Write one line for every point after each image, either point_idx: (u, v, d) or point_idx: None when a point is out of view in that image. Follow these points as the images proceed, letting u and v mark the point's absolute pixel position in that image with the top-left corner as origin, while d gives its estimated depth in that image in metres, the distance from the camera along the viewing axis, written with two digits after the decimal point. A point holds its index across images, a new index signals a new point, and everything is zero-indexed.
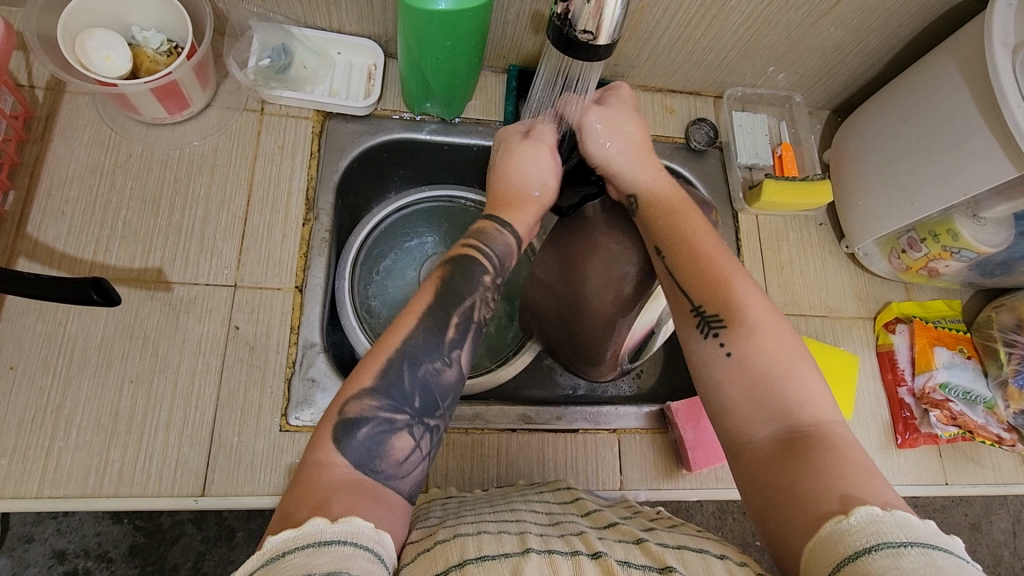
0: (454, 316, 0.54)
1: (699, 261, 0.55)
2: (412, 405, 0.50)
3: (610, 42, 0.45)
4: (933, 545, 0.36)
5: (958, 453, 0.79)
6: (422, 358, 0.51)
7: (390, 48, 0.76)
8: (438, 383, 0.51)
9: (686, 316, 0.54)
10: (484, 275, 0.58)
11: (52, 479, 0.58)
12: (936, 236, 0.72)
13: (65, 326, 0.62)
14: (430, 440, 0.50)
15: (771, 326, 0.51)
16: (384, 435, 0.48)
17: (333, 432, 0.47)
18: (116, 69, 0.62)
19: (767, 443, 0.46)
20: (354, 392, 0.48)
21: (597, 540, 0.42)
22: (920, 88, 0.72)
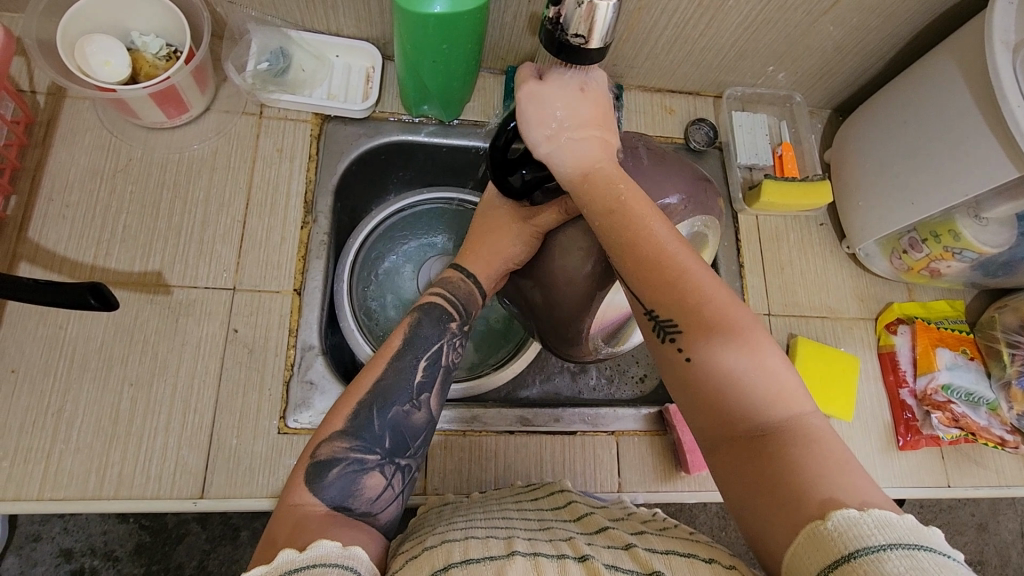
0: (421, 359, 0.57)
1: (644, 253, 0.49)
2: (383, 446, 0.52)
3: (601, 45, 0.45)
4: (917, 546, 0.34)
5: (960, 455, 0.78)
6: (392, 402, 0.54)
7: (388, 51, 0.76)
8: (407, 426, 0.54)
9: (643, 321, 0.49)
10: (449, 322, 0.61)
11: (53, 482, 0.59)
12: (938, 236, 0.72)
13: (66, 329, 0.63)
14: (403, 479, 0.53)
15: (726, 313, 0.46)
16: (356, 475, 0.50)
17: (308, 474, 0.49)
18: (115, 74, 0.62)
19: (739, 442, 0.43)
20: (326, 436, 0.51)
21: (585, 545, 0.42)
22: (921, 87, 0.72)
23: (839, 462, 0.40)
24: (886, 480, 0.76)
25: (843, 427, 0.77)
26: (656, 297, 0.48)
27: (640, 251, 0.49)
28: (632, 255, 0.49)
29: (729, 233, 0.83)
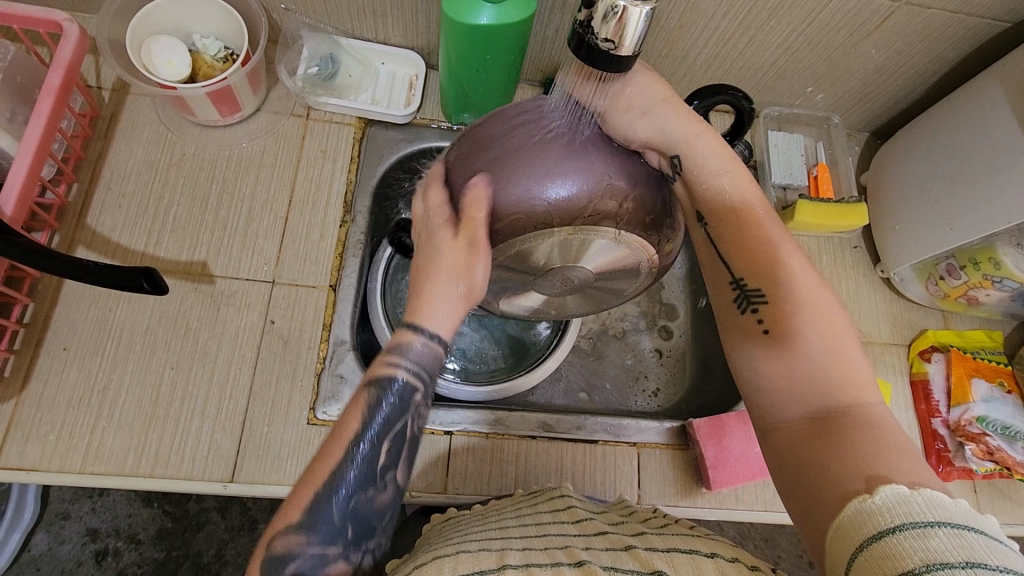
0: (378, 435, 0.46)
1: (749, 234, 0.50)
2: (346, 536, 0.44)
3: (633, 51, 0.44)
4: (969, 527, 0.33)
5: (994, 490, 0.76)
6: (354, 487, 0.44)
7: (432, 60, 0.79)
8: (372, 510, 0.45)
9: (724, 290, 0.51)
10: (411, 394, 0.48)
11: (94, 457, 0.62)
12: (977, 264, 0.71)
13: (116, 312, 0.66)
14: (372, 561, 0.45)
15: (820, 308, 0.47)
16: (318, 571, 0.42)
17: (259, 568, 0.42)
18: (176, 73, 0.66)
19: (799, 421, 0.45)
20: (279, 529, 0.43)
21: (583, 551, 0.42)
22: (964, 112, 0.71)
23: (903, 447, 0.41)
24: None
25: None
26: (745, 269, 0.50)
27: (745, 239, 0.50)
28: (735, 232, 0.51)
29: None
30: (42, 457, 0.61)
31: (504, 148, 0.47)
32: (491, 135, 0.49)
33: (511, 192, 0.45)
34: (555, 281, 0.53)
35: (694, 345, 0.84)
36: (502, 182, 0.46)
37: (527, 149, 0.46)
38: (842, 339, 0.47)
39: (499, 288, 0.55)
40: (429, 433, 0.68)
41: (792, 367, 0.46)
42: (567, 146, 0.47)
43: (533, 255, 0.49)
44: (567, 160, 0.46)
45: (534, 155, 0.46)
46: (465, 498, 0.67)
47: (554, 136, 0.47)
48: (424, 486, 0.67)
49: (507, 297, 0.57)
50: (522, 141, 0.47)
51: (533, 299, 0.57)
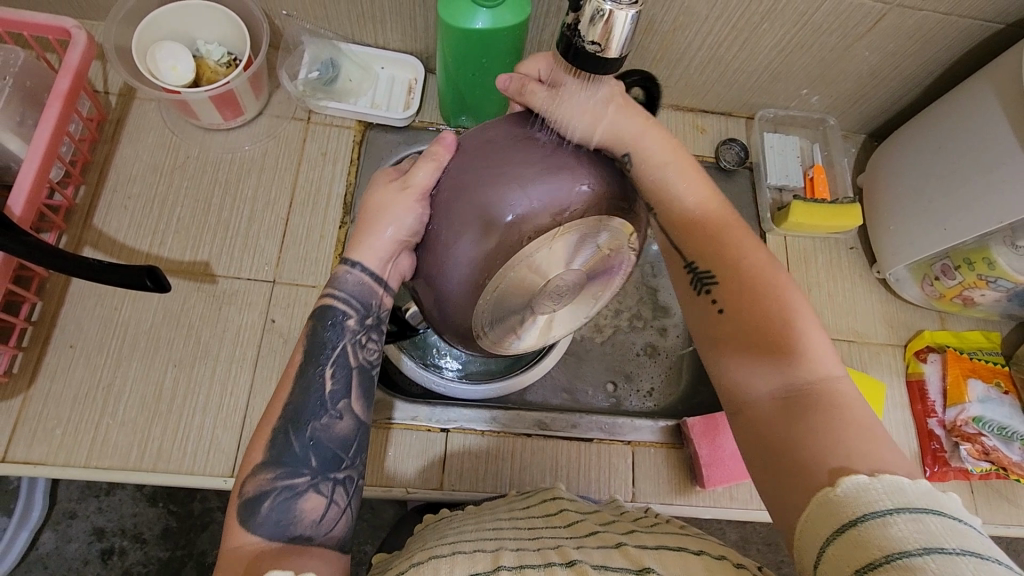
0: (325, 368, 0.51)
1: (694, 220, 0.53)
2: (310, 465, 0.49)
3: (619, 55, 0.45)
4: (927, 509, 0.35)
5: (991, 490, 0.76)
6: (308, 418, 0.50)
7: (430, 65, 0.80)
8: (331, 438, 0.50)
9: (681, 275, 0.53)
10: (346, 322, 0.53)
11: (99, 451, 0.63)
12: (971, 264, 0.71)
13: (120, 310, 0.68)
14: (344, 491, 0.50)
15: (768, 286, 0.49)
16: (288, 502, 0.47)
17: (237, 515, 0.46)
18: (180, 78, 0.68)
19: (766, 402, 0.46)
20: (249, 471, 0.48)
21: (574, 550, 0.43)
22: (957, 112, 0.71)
23: (857, 421, 0.43)
24: None
25: None
26: (695, 253, 0.53)
27: (698, 225, 0.53)
28: (686, 217, 0.53)
29: None
30: (48, 452, 0.62)
31: (485, 161, 0.48)
32: (459, 158, 0.50)
33: (496, 202, 0.46)
34: (561, 299, 0.53)
35: (691, 345, 0.84)
36: (481, 205, 0.46)
37: (497, 164, 0.47)
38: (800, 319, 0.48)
39: (507, 329, 0.54)
40: (426, 431, 0.69)
41: (758, 352, 0.47)
42: (533, 151, 0.48)
43: (528, 280, 0.48)
44: (543, 169, 0.46)
45: (504, 168, 0.47)
46: (461, 495, 0.68)
47: (529, 145, 0.48)
48: (420, 483, 0.68)
49: (518, 337, 0.56)
50: (500, 148, 0.48)
51: (547, 327, 0.56)
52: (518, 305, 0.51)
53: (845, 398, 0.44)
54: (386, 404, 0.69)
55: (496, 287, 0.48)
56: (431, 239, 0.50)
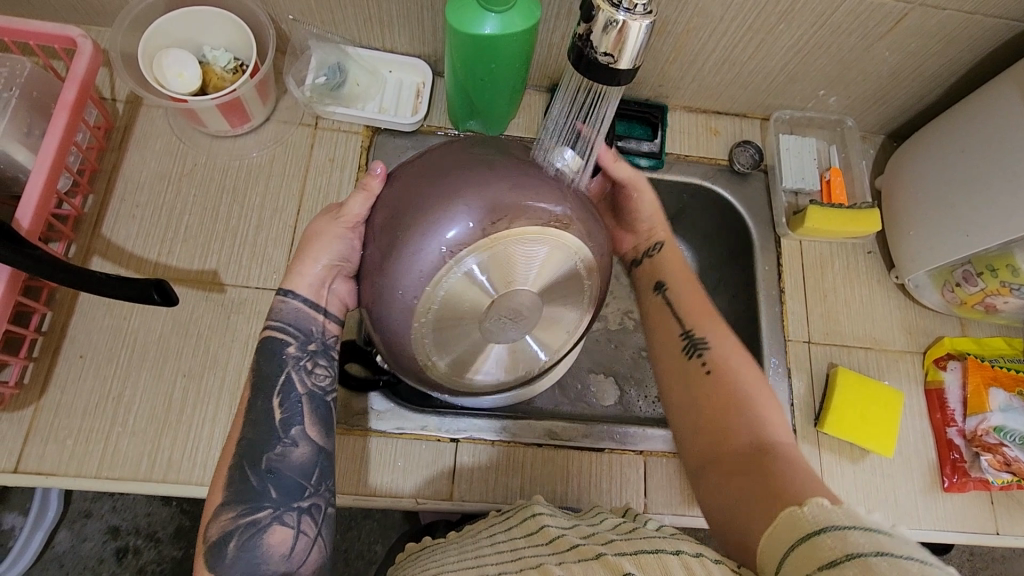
0: (273, 399, 0.54)
1: (690, 304, 0.63)
2: (271, 498, 0.51)
3: (631, 67, 0.44)
4: (877, 530, 0.39)
5: (1011, 501, 0.74)
6: (260, 452, 0.52)
7: (439, 68, 0.79)
8: (288, 465, 0.53)
9: (674, 341, 0.62)
10: (286, 349, 0.56)
11: (109, 462, 0.63)
12: (995, 271, 0.69)
13: (129, 320, 0.68)
14: (310, 519, 0.52)
15: (742, 363, 0.58)
16: (253, 539, 0.50)
17: (206, 560, 0.49)
18: (187, 85, 0.67)
19: (730, 454, 0.53)
20: (211, 515, 0.51)
21: (555, 567, 0.42)
22: (981, 115, 0.69)
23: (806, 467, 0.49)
24: (929, 522, 0.72)
25: (884, 463, 0.74)
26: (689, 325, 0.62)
27: (690, 306, 0.63)
28: (680, 300, 0.64)
29: (772, 257, 0.81)
30: (59, 462, 0.63)
31: (424, 184, 0.50)
32: (403, 181, 0.52)
33: (430, 222, 0.48)
34: (517, 322, 0.52)
35: None
36: (417, 225, 0.49)
37: (438, 184, 0.49)
38: (764, 396, 0.57)
39: (459, 358, 0.53)
40: (437, 441, 0.69)
41: (727, 412, 0.55)
42: (474, 171, 0.49)
43: (468, 295, 0.49)
44: (476, 192, 0.48)
45: (441, 189, 0.49)
46: (471, 506, 0.68)
47: (468, 168, 0.50)
48: (430, 494, 0.67)
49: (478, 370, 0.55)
50: (440, 173, 0.50)
51: (515, 356, 0.55)
52: (463, 331, 0.51)
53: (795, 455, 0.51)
54: (394, 414, 0.69)
55: (426, 309, 0.49)
56: (370, 263, 0.52)
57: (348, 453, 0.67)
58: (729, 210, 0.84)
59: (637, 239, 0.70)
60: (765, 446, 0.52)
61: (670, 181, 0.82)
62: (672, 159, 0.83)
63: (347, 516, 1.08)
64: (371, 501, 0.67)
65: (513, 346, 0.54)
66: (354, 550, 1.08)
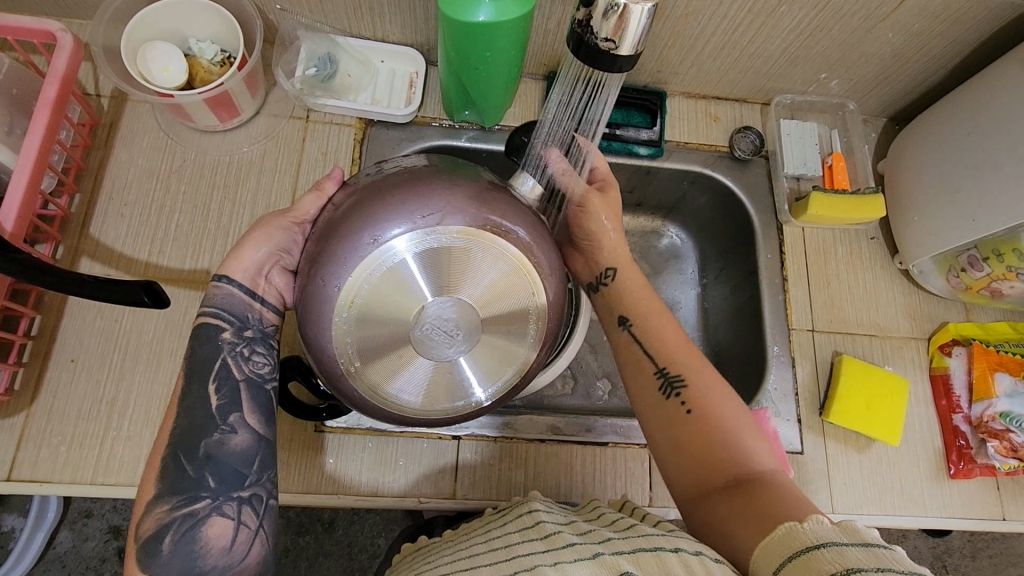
0: (209, 385, 0.52)
1: (661, 338, 0.61)
2: (208, 488, 0.50)
3: (633, 52, 0.43)
4: (878, 545, 0.39)
5: (1017, 486, 0.74)
6: (197, 439, 0.50)
7: (432, 57, 0.77)
8: (227, 453, 0.51)
9: (648, 377, 0.59)
10: (222, 334, 0.54)
11: (105, 468, 0.62)
12: (1001, 255, 0.68)
13: (121, 323, 0.66)
14: (250, 509, 0.51)
15: (718, 397, 0.56)
16: (190, 532, 0.48)
17: (138, 559, 0.47)
18: (173, 79, 0.65)
19: (716, 489, 0.51)
20: (145, 508, 0.49)
21: (550, 567, 0.41)
22: (986, 97, 0.68)
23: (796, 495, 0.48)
24: (934, 509, 0.72)
25: (889, 452, 0.74)
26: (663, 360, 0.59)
27: (663, 339, 0.61)
28: (652, 337, 0.61)
29: (774, 244, 0.80)
30: (53, 469, 0.61)
31: (369, 186, 0.51)
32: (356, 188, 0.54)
33: (363, 213, 0.49)
34: (450, 328, 0.49)
35: None
36: (358, 225, 0.48)
37: (387, 190, 0.50)
38: (746, 426, 0.55)
39: (377, 364, 0.49)
40: (438, 439, 0.68)
41: (710, 445, 0.54)
42: (427, 180, 0.50)
43: (401, 280, 0.48)
44: (413, 189, 0.49)
45: (389, 191, 0.49)
46: (475, 503, 0.67)
47: (411, 172, 0.51)
48: (432, 492, 0.66)
49: (396, 380, 0.50)
50: (384, 177, 0.52)
51: (441, 374, 0.50)
52: (390, 335, 0.49)
53: (785, 484, 0.50)
54: None
55: (348, 302, 0.48)
56: (304, 264, 0.51)
57: (348, 453, 0.66)
58: (731, 197, 0.82)
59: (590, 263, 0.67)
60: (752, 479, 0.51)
61: (670, 169, 0.81)
62: (671, 147, 0.81)
63: (349, 512, 1.08)
64: (373, 500, 0.66)
65: (438, 360, 0.49)
66: (357, 545, 1.07)
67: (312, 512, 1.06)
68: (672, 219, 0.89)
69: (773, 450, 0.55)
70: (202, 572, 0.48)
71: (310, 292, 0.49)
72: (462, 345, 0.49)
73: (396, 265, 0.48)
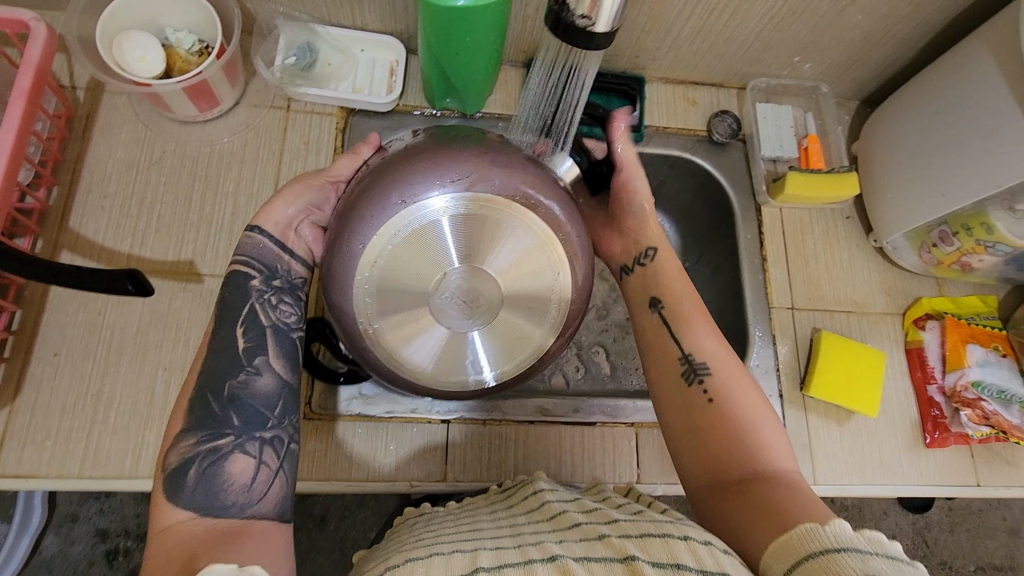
0: (238, 328, 0.55)
1: (687, 324, 0.61)
2: (233, 426, 0.51)
3: (608, 30, 0.44)
4: (901, 561, 0.38)
5: (990, 453, 0.76)
6: (224, 379, 0.53)
7: (412, 45, 0.77)
8: (253, 393, 0.53)
9: (674, 363, 0.60)
10: (252, 281, 0.57)
11: (92, 461, 0.62)
12: (970, 230, 0.70)
13: (104, 315, 0.66)
14: (271, 451, 0.52)
15: (739, 390, 0.57)
16: (213, 467, 0.49)
17: (165, 490, 0.48)
18: (150, 69, 0.64)
19: (728, 478, 0.53)
20: (173, 442, 0.50)
21: (555, 545, 0.42)
22: (953, 75, 0.70)
23: (807, 494, 0.49)
24: (911, 478, 0.74)
25: (868, 424, 0.76)
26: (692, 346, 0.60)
27: (688, 326, 0.61)
28: (680, 322, 0.61)
29: (753, 225, 0.81)
30: (39, 464, 0.61)
31: (393, 155, 0.54)
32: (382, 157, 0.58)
33: (388, 179, 0.51)
34: (473, 298, 0.51)
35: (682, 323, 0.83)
36: (395, 182, 0.51)
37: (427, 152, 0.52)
38: (764, 420, 0.56)
39: (397, 326, 0.51)
40: (427, 423, 0.68)
41: (726, 436, 0.55)
42: (468, 147, 0.53)
43: (429, 241, 0.50)
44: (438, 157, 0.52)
45: (413, 158, 0.52)
46: (465, 485, 0.68)
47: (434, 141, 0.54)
48: (424, 475, 0.67)
49: (412, 344, 0.52)
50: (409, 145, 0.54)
51: (458, 346, 0.52)
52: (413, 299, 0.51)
53: (797, 482, 0.51)
54: (384, 398, 0.67)
55: (372, 263, 0.50)
56: (330, 230, 0.53)
57: (338, 439, 0.66)
58: (710, 180, 0.84)
59: (625, 245, 0.68)
60: (765, 474, 0.52)
61: (650, 153, 0.82)
62: (651, 132, 0.82)
63: (341, 507, 1.08)
64: (364, 486, 0.66)
65: (457, 328, 0.51)
66: (350, 540, 1.07)
67: (303, 508, 1.06)
68: (654, 203, 0.91)
69: (789, 447, 0.55)
70: (223, 508, 0.48)
71: (336, 254, 0.51)
72: (484, 317, 0.52)
73: (430, 225, 0.50)
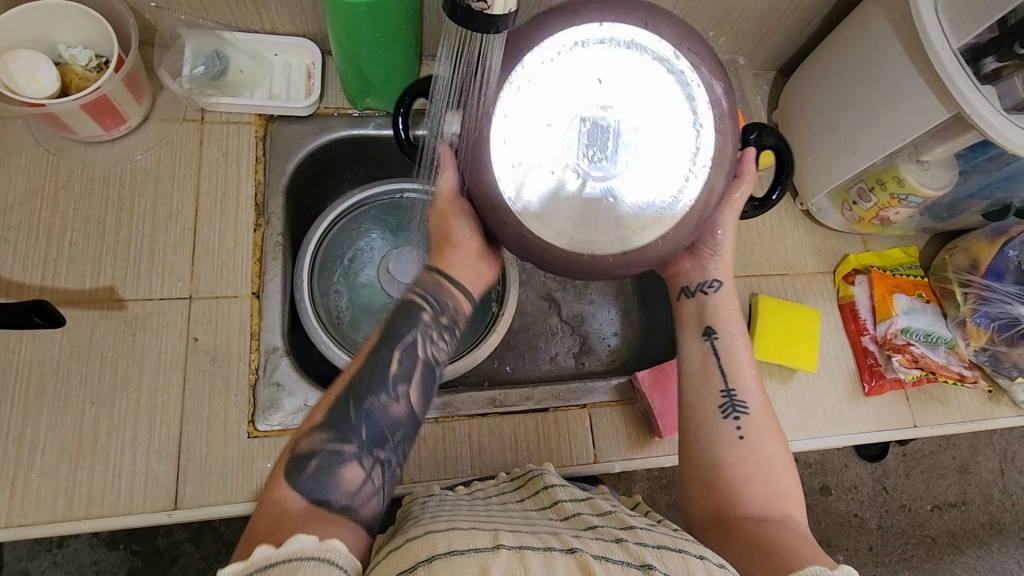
0: (395, 352, 0.53)
1: (733, 359, 0.61)
2: (359, 437, 0.49)
3: (504, 12, 0.42)
4: None
5: (924, 396, 0.80)
6: (367, 393, 0.51)
7: (327, 46, 0.75)
8: (385, 417, 0.51)
9: (714, 396, 0.60)
10: (422, 314, 0.55)
11: (20, 508, 0.58)
12: (884, 184, 0.74)
13: (20, 353, 0.62)
14: (383, 473, 0.50)
15: (767, 432, 0.58)
16: (332, 467, 0.47)
17: (284, 469, 0.47)
18: (44, 90, 0.61)
19: (742, 518, 0.53)
20: (307, 430, 0.49)
21: (573, 539, 0.42)
22: (855, 39, 0.73)
23: (809, 543, 0.50)
24: (855, 427, 0.78)
25: (811, 379, 0.78)
26: (734, 382, 0.60)
27: (733, 365, 0.61)
28: (729, 360, 0.61)
29: None
30: None
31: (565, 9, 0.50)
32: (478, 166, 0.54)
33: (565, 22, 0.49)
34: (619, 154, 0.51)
35: (630, 300, 0.84)
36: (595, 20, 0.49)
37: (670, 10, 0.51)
38: (784, 466, 0.57)
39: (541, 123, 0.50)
40: None
41: (747, 474, 0.56)
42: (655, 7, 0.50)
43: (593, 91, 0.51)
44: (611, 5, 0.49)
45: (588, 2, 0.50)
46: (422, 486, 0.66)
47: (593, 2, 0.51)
48: None
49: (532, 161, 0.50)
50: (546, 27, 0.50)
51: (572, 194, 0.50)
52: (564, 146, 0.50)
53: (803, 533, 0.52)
54: None
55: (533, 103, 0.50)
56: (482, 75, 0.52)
57: None
58: None
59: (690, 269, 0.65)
60: (777, 520, 0.53)
61: None
62: None
63: None
64: None
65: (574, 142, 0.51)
66: None
67: None
68: None
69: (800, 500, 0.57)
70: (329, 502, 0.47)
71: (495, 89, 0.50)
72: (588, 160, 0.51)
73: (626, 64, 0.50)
